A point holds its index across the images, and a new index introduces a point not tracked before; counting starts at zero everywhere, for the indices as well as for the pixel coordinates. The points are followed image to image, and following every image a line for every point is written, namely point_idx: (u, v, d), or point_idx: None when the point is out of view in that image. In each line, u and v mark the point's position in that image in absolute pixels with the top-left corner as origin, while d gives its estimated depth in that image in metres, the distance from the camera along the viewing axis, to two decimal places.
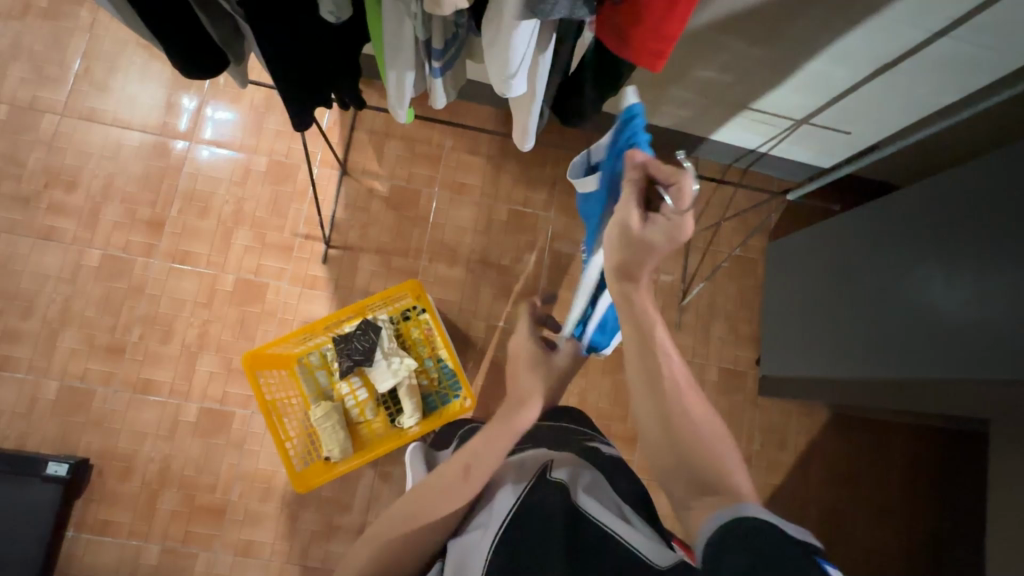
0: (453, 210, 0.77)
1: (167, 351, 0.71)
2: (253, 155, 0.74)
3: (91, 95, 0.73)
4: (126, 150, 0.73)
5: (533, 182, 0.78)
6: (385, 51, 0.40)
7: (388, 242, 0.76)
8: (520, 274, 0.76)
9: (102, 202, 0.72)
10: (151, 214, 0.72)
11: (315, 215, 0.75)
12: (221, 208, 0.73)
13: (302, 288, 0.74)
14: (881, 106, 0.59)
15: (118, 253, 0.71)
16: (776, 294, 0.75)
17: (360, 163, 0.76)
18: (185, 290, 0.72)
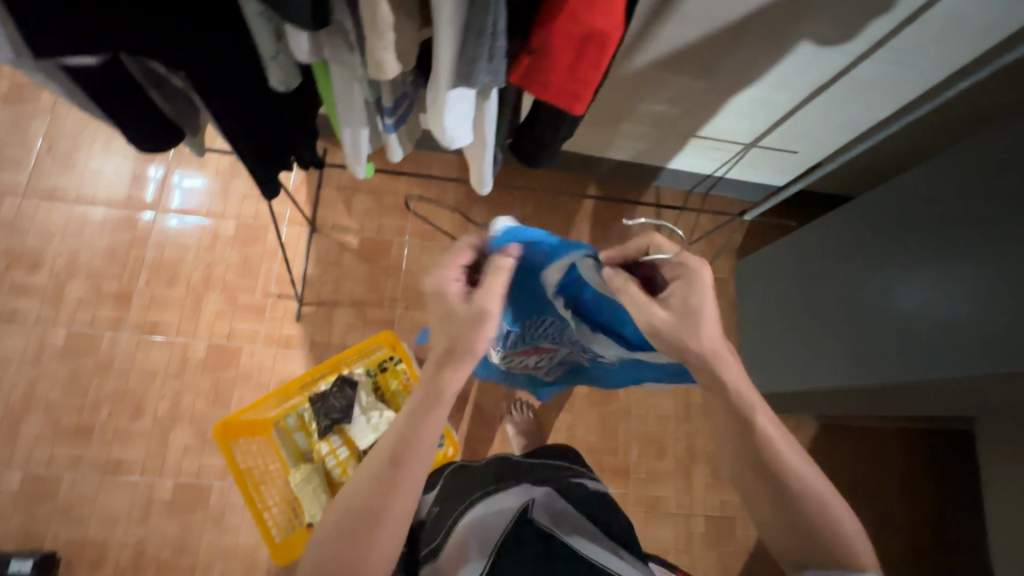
0: (425, 256, 0.76)
1: (138, 427, 0.68)
2: (220, 219, 0.74)
3: (54, 174, 0.73)
4: (90, 225, 0.72)
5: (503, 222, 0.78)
6: (336, 112, 0.34)
7: (362, 294, 0.74)
8: None
9: (67, 279, 0.71)
10: (118, 287, 0.71)
11: (286, 273, 0.73)
12: (190, 275, 0.72)
13: (277, 348, 0.71)
14: (821, 126, 0.64)
15: (84, 330, 0.70)
16: (753, 309, 0.74)
17: (330, 218, 0.75)
18: (155, 361, 0.70)
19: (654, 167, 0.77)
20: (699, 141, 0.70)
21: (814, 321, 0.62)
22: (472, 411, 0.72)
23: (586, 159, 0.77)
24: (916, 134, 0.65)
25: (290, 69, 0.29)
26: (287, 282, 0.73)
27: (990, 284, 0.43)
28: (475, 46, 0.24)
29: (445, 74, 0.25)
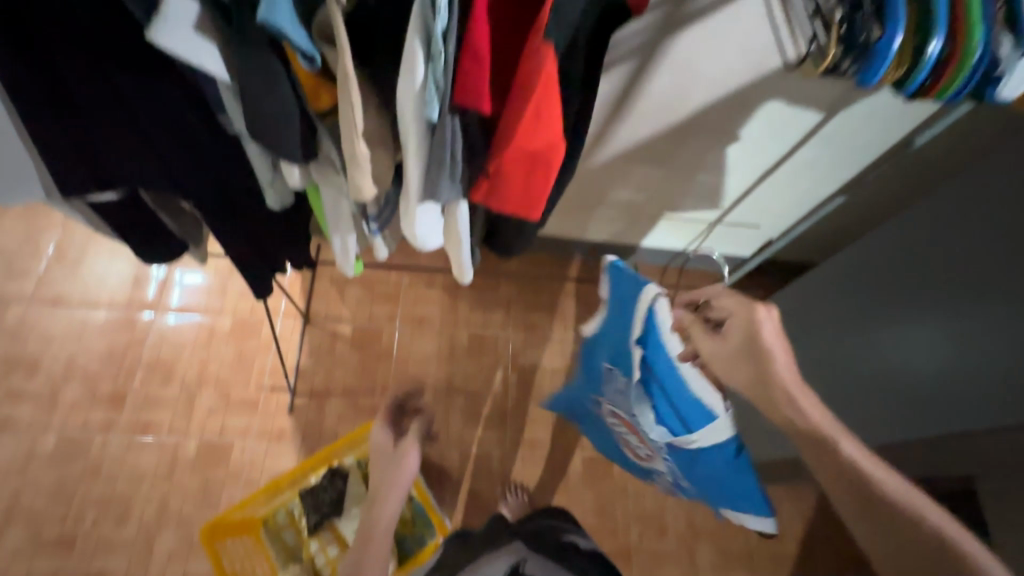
0: (415, 342, 0.78)
1: (122, 535, 0.66)
2: (216, 317, 0.76)
3: (59, 281, 0.76)
4: (90, 329, 0.74)
5: (489, 306, 0.81)
6: (325, 219, 0.37)
7: (354, 383, 0.75)
8: (488, 397, 0.76)
9: (62, 383, 0.72)
10: (113, 388, 0.72)
11: (279, 366, 0.75)
12: (184, 373, 0.74)
13: (268, 443, 0.71)
14: (777, 203, 0.70)
15: (75, 434, 0.70)
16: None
17: (322, 310, 0.78)
18: (144, 463, 0.69)
19: (629, 246, 0.82)
20: (669, 218, 0.75)
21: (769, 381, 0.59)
22: (465, 498, 0.71)
23: (564, 242, 0.82)
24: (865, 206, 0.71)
25: (285, 191, 0.32)
26: (280, 375, 0.74)
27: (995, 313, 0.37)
28: (437, 172, 0.27)
29: (415, 193, 0.28)
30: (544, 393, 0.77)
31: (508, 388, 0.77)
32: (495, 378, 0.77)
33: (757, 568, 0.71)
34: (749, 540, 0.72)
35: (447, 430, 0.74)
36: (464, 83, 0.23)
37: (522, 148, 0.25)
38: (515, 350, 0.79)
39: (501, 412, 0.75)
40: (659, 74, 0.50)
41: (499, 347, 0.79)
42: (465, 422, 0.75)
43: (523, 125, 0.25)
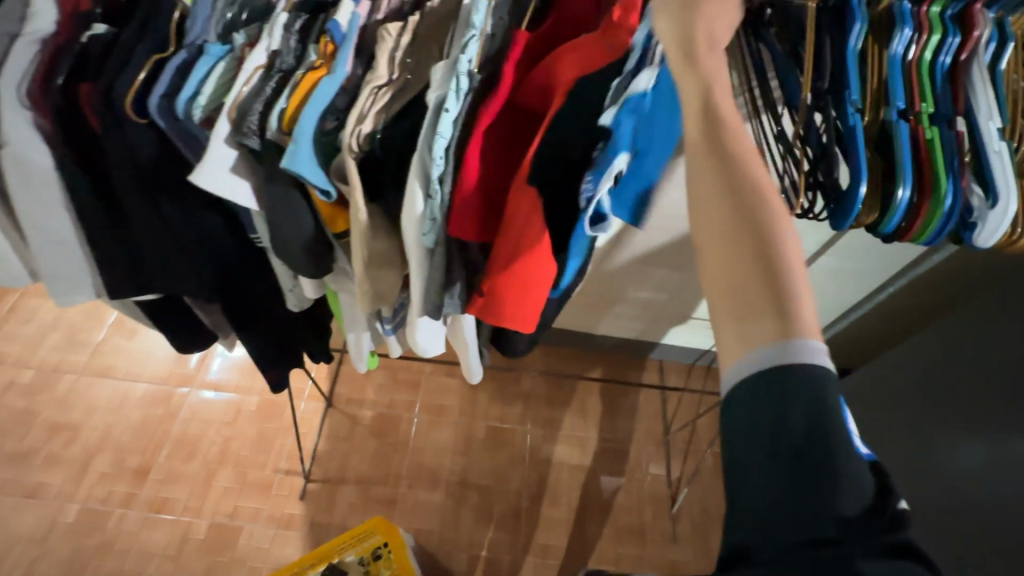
0: (431, 432, 0.78)
1: None
2: (246, 395, 0.79)
3: (112, 353, 0.82)
4: (130, 401, 0.79)
5: (508, 398, 0.81)
6: (341, 317, 0.39)
7: (367, 471, 0.75)
8: (501, 494, 0.73)
9: (95, 453, 0.75)
10: (140, 461, 0.74)
11: (297, 449, 0.76)
12: (208, 449, 0.75)
13: (277, 529, 0.71)
14: None
15: (97, 506, 0.71)
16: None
17: (345, 393, 0.80)
18: (155, 541, 0.69)
19: (650, 344, 0.81)
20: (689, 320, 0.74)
21: None
22: None
23: (585, 337, 0.82)
24: None
25: (304, 296, 0.35)
26: (297, 457, 0.75)
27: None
28: (434, 292, 0.29)
29: (418, 310, 0.31)
30: (559, 493, 0.74)
31: (523, 486, 0.74)
32: (510, 475, 0.75)
33: None
34: None
35: (457, 528, 0.71)
36: (459, 220, 0.26)
37: (514, 274, 0.26)
38: (532, 445, 0.77)
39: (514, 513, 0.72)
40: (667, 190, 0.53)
41: (515, 441, 0.77)
42: (476, 521, 0.72)
43: (509, 253, 0.26)
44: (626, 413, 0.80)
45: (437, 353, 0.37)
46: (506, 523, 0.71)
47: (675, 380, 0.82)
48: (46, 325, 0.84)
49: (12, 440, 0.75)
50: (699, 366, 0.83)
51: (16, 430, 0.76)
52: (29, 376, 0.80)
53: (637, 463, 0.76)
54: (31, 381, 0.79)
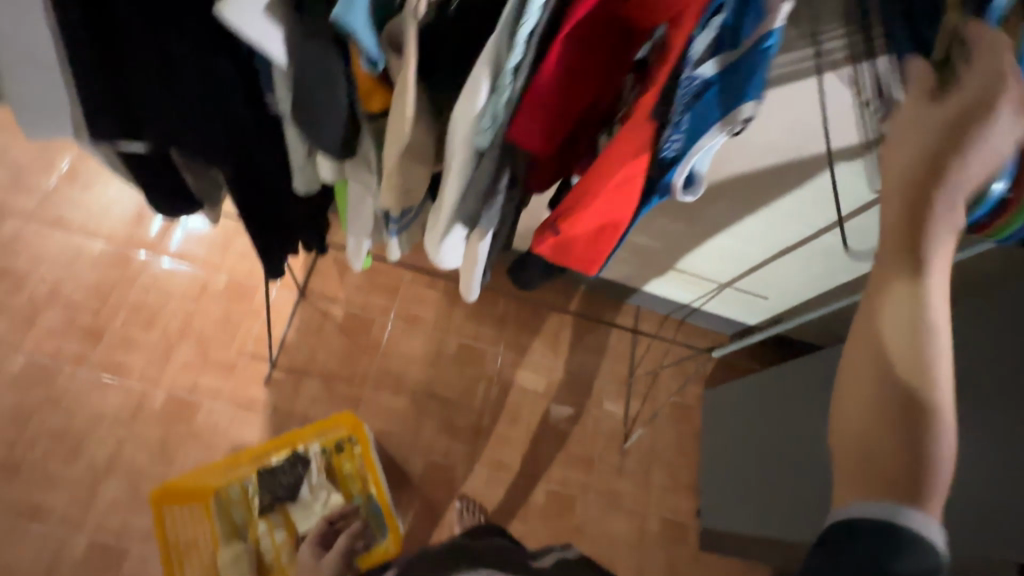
0: (404, 339, 0.77)
1: (66, 471, 0.65)
2: (212, 275, 0.75)
3: (63, 202, 0.75)
4: (83, 257, 0.73)
5: (486, 317, 0.80)
6: (346, 214, 0.37)
7: (335, 366, 0.74)
8: (464, 409, 0.75)
9: (42, 307, 0.70)
10: (93, 323, 0.71)
11: (265, 332, 0.74)
12: (169, 321, 0.72)
13: (237, 410, 0.70)
14: (792, 281, 0.70)
15: (44, 361, 0.68)
16: (712, 449, 0.75)
17: (319, 286, 0.78)
18: (108, 404, 0.68)
19: (628, 288, 0.81)
20: (673, 274, 0.75)
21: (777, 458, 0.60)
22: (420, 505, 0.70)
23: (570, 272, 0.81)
24: None
25: (314, 178, 0.32)
26: (262, 345, 0.73)
27: None
28: (471, 201, 0.27)
29: (449, 212, 0.28)
30: (519, 416, 0.76)
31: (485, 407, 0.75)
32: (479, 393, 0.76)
33: None
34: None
35: (419, 437, 0.73)
36: (520, 126, 0.23)
37: (592, 211, 0.26)
38: (503, 362, 0.78)
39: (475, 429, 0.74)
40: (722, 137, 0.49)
41: (486, 358, 0.78)
42: (438, 431, 0.74)
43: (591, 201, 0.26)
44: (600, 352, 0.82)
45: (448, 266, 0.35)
46: (472, 437, 0.74)
47: (649, 329, 0.84)
48: None
49: None
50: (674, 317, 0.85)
51: None
52: None
53: (599, 401, 0.79)
54: None
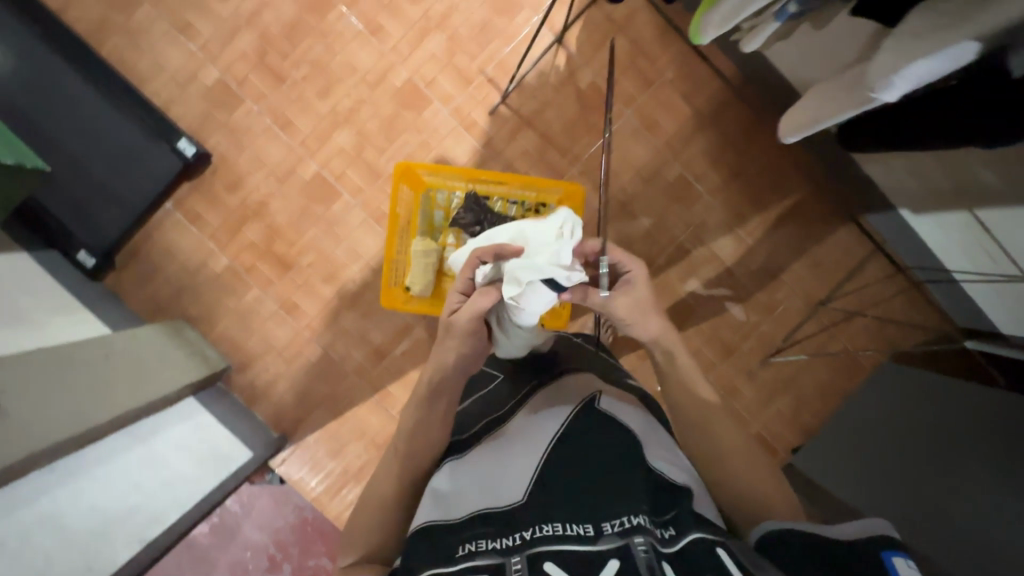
0: (629, 81, 1.77)
1: (334, 273, 1.78)
2: (487, 19, 1.73)
3: (357, 59, 1.74)
4: (384, 112, 1.75)
5: (616, 97, 1.77)
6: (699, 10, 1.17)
7: (538, 152, 1.77)
8: (596, 155, 1.78)
9: (327, 149, 1.76)
10: (421, 81, 1.75)
11: (485, 107, 1.76)
12: (427, 100, 1.75)
13: (453, 153, 1.76)
14: (975, 248, 1.51)
15: (337, 194, 1.76)
16: (897, 418, 1.59)
17: (540, 94, 1.76)
18: (474, 64, 1.74)
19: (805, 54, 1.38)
20: (807, 130, 0.98)
21: (939, 434, 1.45)
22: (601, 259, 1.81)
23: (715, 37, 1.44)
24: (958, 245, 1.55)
25: (782, 31, 0.88)
26: (509, 101, 1.75)
27: (964, 446, 1.37)
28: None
29: (756, 32, 0.86)
30: (625, 141, 1.78)
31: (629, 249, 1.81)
32: (622, 168, 1.79)
33: (719, 320, 1.85)
34: (724, 344, 1.86)
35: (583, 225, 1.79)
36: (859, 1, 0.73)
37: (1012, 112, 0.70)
38: (630, 99, 1.77)
39: (630, 214, 1.81)
40: (869, 77, 0.73)
41: (609, 137, 1.78)
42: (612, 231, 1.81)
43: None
44: (679, 148, 1.79)
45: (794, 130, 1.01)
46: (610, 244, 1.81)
47: (711, 171, 1.81)
48: None
49: (321, 102, 1.75)
50: (710, 185, 1.81)
51: (313, 90, 1.74)
52: (310, 68, 1.74)
53: (670, 164, 1.80)
54: (318, 74, 1.74)
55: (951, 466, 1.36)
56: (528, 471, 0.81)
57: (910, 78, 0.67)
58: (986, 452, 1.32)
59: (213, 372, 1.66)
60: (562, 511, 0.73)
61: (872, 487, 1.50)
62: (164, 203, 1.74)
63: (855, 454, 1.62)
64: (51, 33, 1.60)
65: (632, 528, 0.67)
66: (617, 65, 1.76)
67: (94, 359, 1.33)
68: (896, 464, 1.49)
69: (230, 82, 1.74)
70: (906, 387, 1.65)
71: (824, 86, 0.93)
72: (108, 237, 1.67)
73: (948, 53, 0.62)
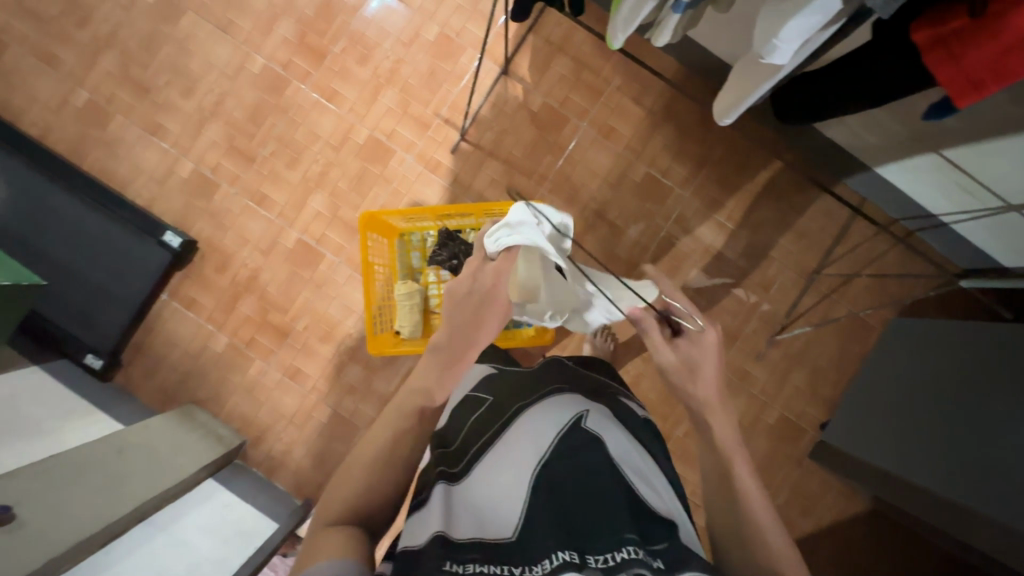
0: (579, 95, 1.82)
1: (330, 332, 1.82)
2: (433, 66, 1.81)
3: (319, 127, 1.83)
4: (352, 170, 1.82)
5: (570, 113, 1.82)
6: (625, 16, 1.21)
7: (505, 179, 1.82)
8: (561, 172, 1.82)
9: (304, 215, 1.82)
10: (382, 134, 1.82)
11: (446, 146, 1.82)
12: (390, 150, 1.82)
13: (424, 195, 1.82)
14: (957, 186, 1.50)
15: (321, 255, 1.82)
16: (913, 376, 1.54)
17: (496, 123, 1.82)
18: (429, 109, 1.82)
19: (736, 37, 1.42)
20: (735, 112, 1.01)
21: (954, 381, 1.39)
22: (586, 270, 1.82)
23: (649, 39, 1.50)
24: (941, 186, 1.54)
25: (690, 21, 0.93)
26: (468, 136, 1.82)
27: (980, 388, 1.32)
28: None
29: (666, 28, 0.91)
30: (587, 151, 1.82)
31: (611, 255, 1.82)
32: (588, 178, 1.82)
33: (717, 307, 1.84)
34: (728, 329, 1.84)
35: None
36: None
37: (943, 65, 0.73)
38: (583, 112, 1.82)
39: (606, 220, 1.83)
40: (755, 44, 0.78)
41: (570, 152, 1.82)
42: (591, 239, 1.82)
43: (957, 47, 0.71)
44: (640, 149, 1.83)
45: (725, 114, 1.06)
46: (592, 253, 1.82)
47: (676, 164, 1.83)
48: (313, 39, 1.82)
49: (292, 172, 1.83)
50: (678, 178, 1.83)
51: (282, 162, 1.83)
52: (277, 143, 1.83)
53: (634, 165, 1.83)
54: (285, 147, 1.83)
55: (990, 417, 1.26)
56: (518, 496, 0.80)
57: (790, 34, 0.72)
58: (1001, 388, 1.27)
59: (228, 450, 1.69)
60: (553, 538, 0.72)
61: (905, 452, 1.44)
62: (159, 295, 1.81)
63: (889, 420, 1.53)
64: (36, 159, 1.72)
65: (624, 563, 0.66)
66: (564, 82, 1.82)
67: (105, 456, 1.35)
68: (921, 421, 1.43)
69: (205, 171, 1.83)
70: (916, 342, 1.59)
71: (739, 69, 0.98)
72: (111, 337, 1.73)
73: (817, 8, 0.68)
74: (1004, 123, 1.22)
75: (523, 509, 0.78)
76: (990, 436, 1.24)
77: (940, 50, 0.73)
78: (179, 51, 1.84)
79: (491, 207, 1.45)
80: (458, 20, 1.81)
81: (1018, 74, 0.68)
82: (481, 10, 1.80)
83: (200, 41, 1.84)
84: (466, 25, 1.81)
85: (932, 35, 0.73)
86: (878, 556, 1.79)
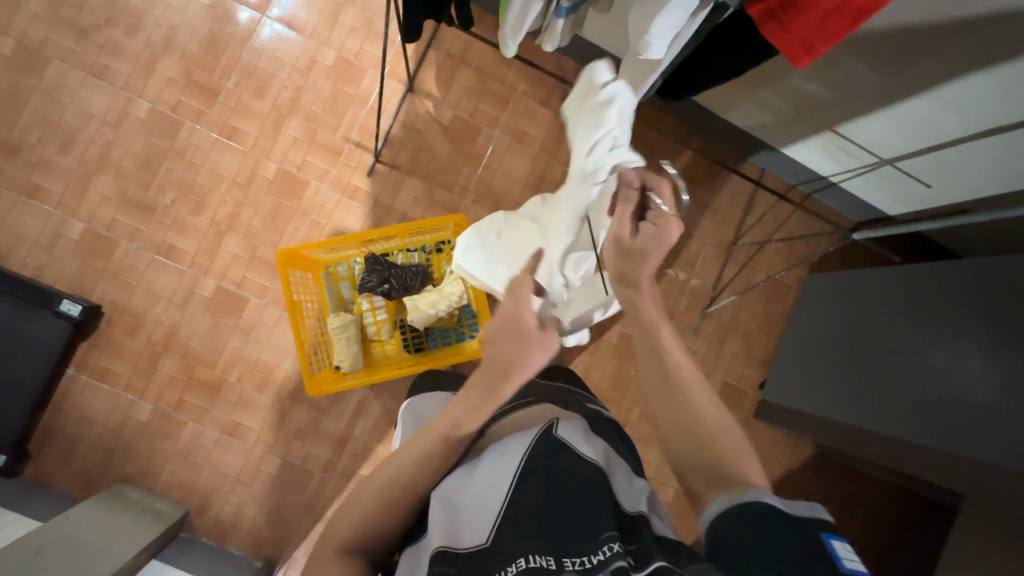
0: (488, 105, 1.84)
1: (267, 378, 1.72)
2: (335, 91, 1.77)
3: (222, 167, 1.73)
4: (266, 208, 1.74)
5: (482, 124, 1.84)
6: None
7: (427, 196, 1.80)
8: (483, 182, 1.83)
9: (219, 260, 1.72)
10: (292, 166, 1.75)
11: (361, 169, 1.78)
12: (303, 181, 1.76)
13: (346, 223, 1.77)
14: (840, 150, 1.65)
15: (246, 301, 1.72)
16: (833, 325, 1.66)
17: (410, 139, 1.80)
18: (338, 135, 1.77)
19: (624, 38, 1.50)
20: None
21: (868, 322, 1.53)
22: None
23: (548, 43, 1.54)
24: (829, 153, 1.68)
25: (573, 24, 0.97)
26: (383, 158, 1.79)
27: (889, 325, 1.45)
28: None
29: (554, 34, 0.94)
30: (504, 158, 1.84)
31: None
32: (509, 183, 1.84)
33: None
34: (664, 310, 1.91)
35: None
36: None
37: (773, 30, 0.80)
38: (494, 120, 1.84)
39: None
40: (631, 41, 0.84)
41: (488, 161, 1.84)
42: None
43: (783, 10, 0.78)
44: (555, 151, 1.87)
45: None
46: None
47: None
48: (202, 77, 1.73)
49: (198, 217, 1.72)
50: None
51: (187, 209, 1.72)
52: (177, 189, 1.71)
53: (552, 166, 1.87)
54: (187, 193, 1.72)
55: (919, 345, 1.35)
56: (498, 497, 0.79)
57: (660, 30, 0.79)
58: (906, 322, 1.41)
59: (170, 524, 1.55)
60: (533, 542, 0.72)
61: (835, 394, 1.56)
62: (64, 370, 1.65)
63: (820, 366, 1.65)
64: None
65: (603, 563, 0.68)
66: (472, 93, 1.83)
67: (25, 558, 1.21)
68: (846, 363, 1.55)
69: (98, 229, 1.69)
70: (830, 292, 1.73)
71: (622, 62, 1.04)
72: (12, 427, 1.55)
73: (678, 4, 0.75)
74: (868, 88, 1.35)
75: (501, 510, 0.77)
76: (922, 366, 1.32)
77: (770, 21, 0.79)
78: (49, 103, 1.68)
79: (415, 225, 1.43)
80: (354, 43, 1.78)
81: (841, 34, 0.77)
82: (376, 30, 1.78)
83: (72, 90, 1.69)
84: (364, 46, 1.78)
85: (761, 7, 0.79)
86: (830, 495, 1.92)
